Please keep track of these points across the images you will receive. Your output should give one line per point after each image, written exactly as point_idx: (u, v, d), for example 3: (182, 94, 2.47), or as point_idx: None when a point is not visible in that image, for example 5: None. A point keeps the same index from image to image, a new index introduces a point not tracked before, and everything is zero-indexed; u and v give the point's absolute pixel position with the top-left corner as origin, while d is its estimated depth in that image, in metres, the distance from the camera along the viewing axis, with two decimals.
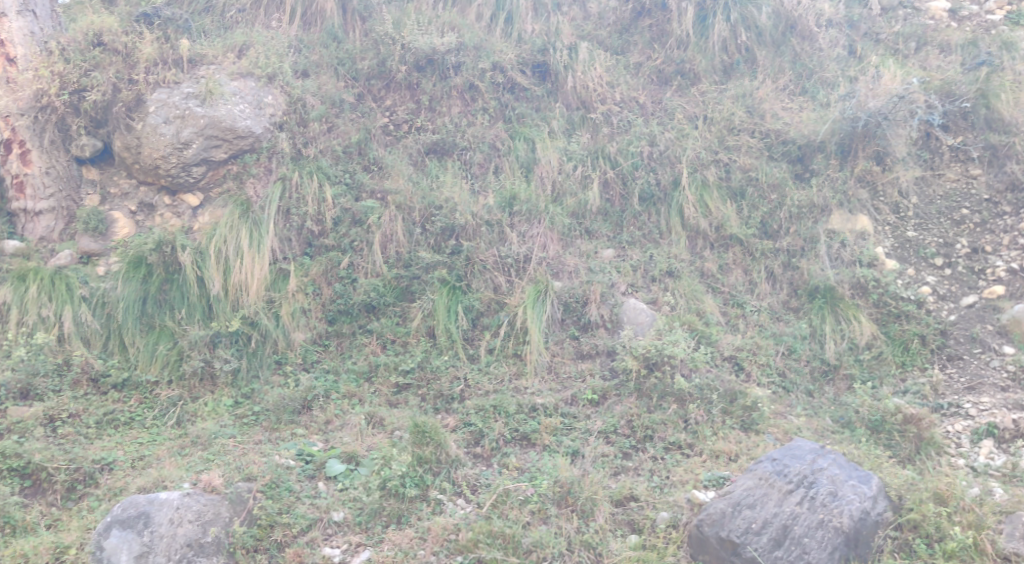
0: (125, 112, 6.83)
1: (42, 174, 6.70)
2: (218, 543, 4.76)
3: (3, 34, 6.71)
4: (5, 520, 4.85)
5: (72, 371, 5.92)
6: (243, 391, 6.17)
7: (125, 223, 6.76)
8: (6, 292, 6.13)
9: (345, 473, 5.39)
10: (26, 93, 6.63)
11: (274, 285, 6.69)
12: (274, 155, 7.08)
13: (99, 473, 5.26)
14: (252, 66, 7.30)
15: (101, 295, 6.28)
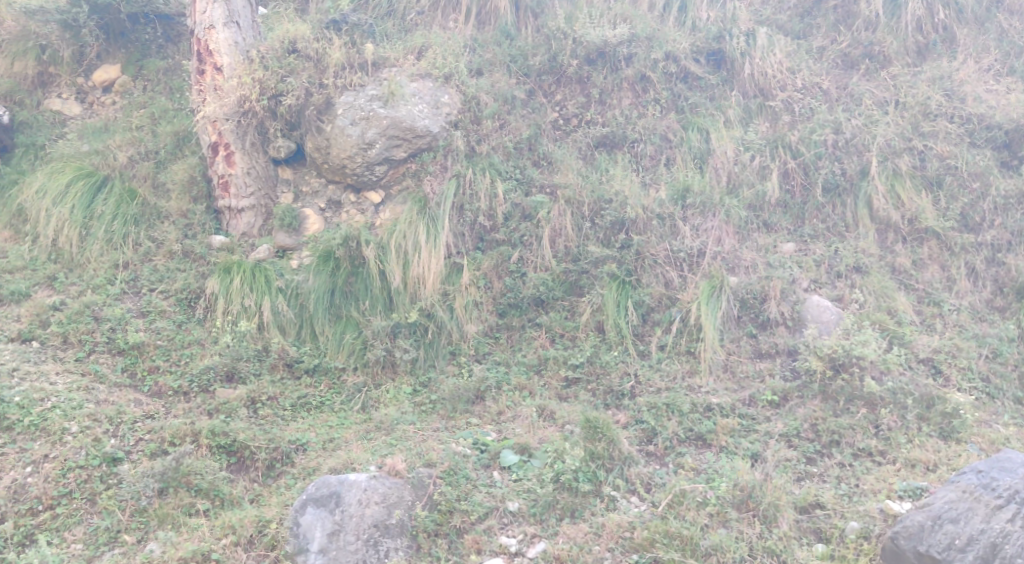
0: (316, 115, 7.22)
1: (244, 174, 7.12)
2: (402, 526, 4.96)
3: (212, 45, 7.18)
4: (215, 493, 5.24)
5: (270, 356, 6.32)
6: (420, 380, 6.42)
7: (315, 219, 7.19)
8: (213, 283, 6.55)
9: (519, 464, 5.48)
10: (231, 99, 7.01)
11: (449, 278, 6.88)
12: (449, 153, 7.27)
13: (294, 453, 5.63)
14: (430, 67, 7.57)
15: (294, 287, 6.64)
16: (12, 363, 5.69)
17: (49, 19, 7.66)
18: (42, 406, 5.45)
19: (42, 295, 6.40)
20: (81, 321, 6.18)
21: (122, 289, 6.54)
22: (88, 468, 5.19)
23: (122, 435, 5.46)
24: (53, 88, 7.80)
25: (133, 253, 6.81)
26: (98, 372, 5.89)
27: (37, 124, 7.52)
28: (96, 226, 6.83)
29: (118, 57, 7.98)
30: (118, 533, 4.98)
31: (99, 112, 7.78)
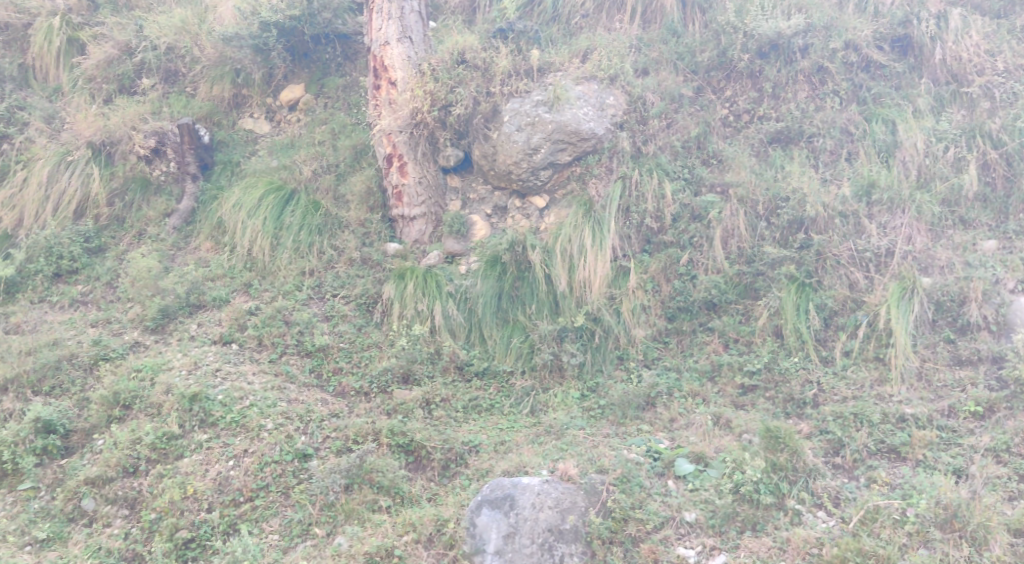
0: (483, 123, 7.41)
1: (416, 184, 7.32)
2: (576, 531, 4.93)
3: (387, 61, 7.45)
4: (396, 491, 5.42)
5: (442, 359, 6.46)
6: (588, 385, 6.40)
7: (482, 225, 7.32)
8: (390, 288, 6.77)
9: (694, 473, 5.32)
10: (404, 113, 7.24)
11: (615, 282, 6.82)
12: (615, 155, 7.20)
13: (468, 454, 5.75)
14: (595, 69, 7.49)
15: (463, 292, 6.78)
16: (216, 364, 6.15)
17: (242, 45, 8.05)
18: (241, 404, 5.82)
19: (239, 301, 6.82)
20: (273, 325, 6.55)
21: (308, 295, 6.89)
22: (282, 464, 5.52)
23: (312, 432, 5.74)
24: (246, 109, 8.35)
25: (317, 260, 7.17)
26: (289, 372, 6.25)
27: (232, 142, 8.10)
28: (284, 236, 7.23)
29: (302, 77, 8.46)
30: (309, 526, 5.27)
31: (285, 129, 8.25)
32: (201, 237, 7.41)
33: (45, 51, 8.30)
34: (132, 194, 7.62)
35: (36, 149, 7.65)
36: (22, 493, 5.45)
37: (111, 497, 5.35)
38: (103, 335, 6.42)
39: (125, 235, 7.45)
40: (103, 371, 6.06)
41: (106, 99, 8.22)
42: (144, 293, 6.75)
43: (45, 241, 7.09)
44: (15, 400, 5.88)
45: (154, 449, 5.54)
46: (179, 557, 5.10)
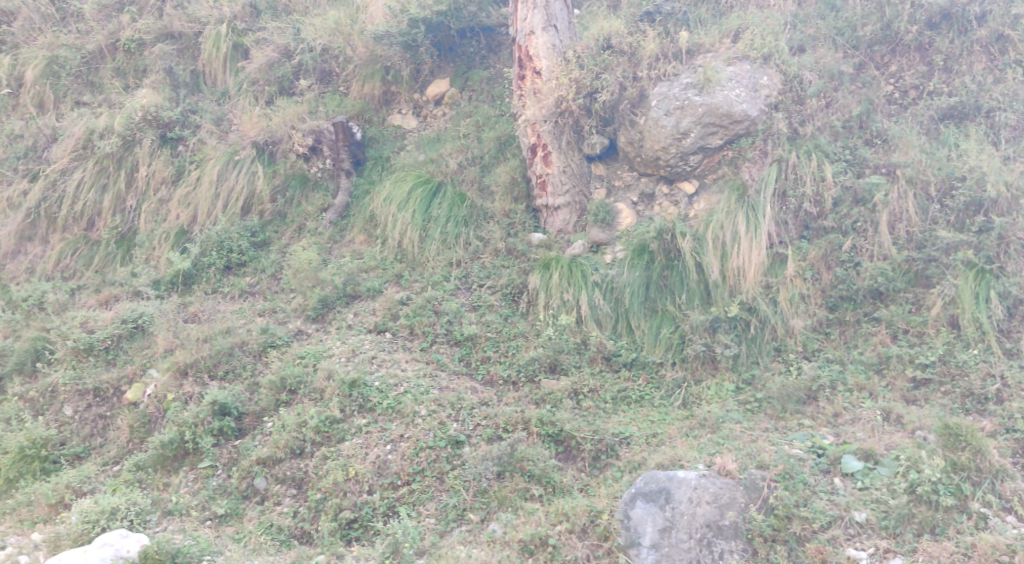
0: (630, 108, 7.28)
1: (560, 173, 7.28)
2: (736, 528, 4.79)
3: (532, 50, 7.42)
4: (547, 480, 5.42)
5: (589, 350, 6.41)
6: (743, 378, 6.18)
7: (628, 214, 7.19)
8: (535, 278, 6.76)
9: (863, 471, 5.05)
10: (549, 101, 7.15)
11: (771, 269, 6.57)
12: (770, 137, 6.89)
13: (618, 446, 5.68)
14: (747, 48, 7.18)
15: (609, 281, 6.68)
16: (372, 352, 6.36)
17: (392, 43, 8.22)
18: (396, 390, 6.01)
19: (392, 291, 7.01)
20: (424, 314, 6.70)
21: (456, 285, 7.00)
22: (436, 449, 5.62)
23: (463, 419, 5.83)
24: (395, 105, 8.56)
25: (464, 251, 7.26)
26: (439, 360, 6.38)
27: (383, 138, 8.30)
28: (433, 228, 7.34)
29: (447, 71, 8.60)
30: (464, 511, 5.36)
31: (432, 124, 8.40)
32: (355, 230, 7.64)
33: (214, 57, 8.70)
34: (292, 190, 7.95)
35: (207, 150, 7.96)
36: (202, 471, 5.78)
37: (280, 477, 5.64)
38: (269, 324, 6.75)
39: (287, 229, 7.77)
40: (271, 358, 6.38)
41: (267, 100, 8.57)
42: (306, 284, 7.06)
43: (217, 236, 7.48)
44: (194, 384, 6.21)
45: (318, 433, 5.78)
46: (343, 536, 5.30)
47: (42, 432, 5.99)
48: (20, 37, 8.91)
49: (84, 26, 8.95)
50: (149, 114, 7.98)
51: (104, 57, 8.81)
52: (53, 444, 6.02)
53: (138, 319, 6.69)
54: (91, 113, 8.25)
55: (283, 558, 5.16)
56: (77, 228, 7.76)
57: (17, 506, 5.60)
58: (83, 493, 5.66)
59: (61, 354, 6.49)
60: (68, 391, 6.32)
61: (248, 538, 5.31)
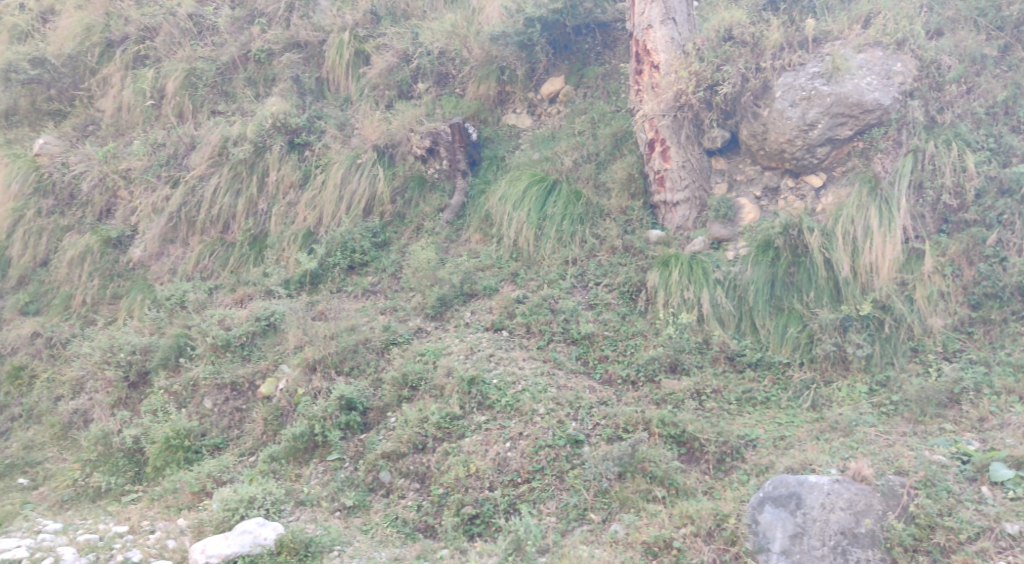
0: (753, 100, 7.05)
1: (679, 168, 7.13)
2: (872, 537, 4.61)
3: (650, 44, 7.30)
4: (670, 482, 5.35)
5: (712, 349, 6.26)
6: (878, 379, 5.96)
7: (751, 209, 6.96)
8: (654, 276, 6.65)
9: (1014, 480, 4.76)
10: (668, 95, 7.02)
11: (907, 266, 6.30)
12: (904, 126, 6.59)
13: (744, 448, 5.54)
14: (880, 34, 6.87)
15: (732, 278, 6.51)
16: (489, 349, 6.40)
17: (508, 43, 8.26)
18: (514, 388, 6.03)
19: (508, 290, 7.04)
20: (541, 312, 6.70)
21: (572, 283, 6.96)
22: (555, 448, 5.62)
23: (582, 418, 5.81)
24: (510, 105, 8.62)
25: (580, 249, 7.22)
26: (557, 358, 6.37)
27: (497, 138, 8.39)
28: (548, 226, 7.33)
29: (562, 69, 8.54)
30: (585, 511, 5.35)
31: (546, 122, 8.39)
32: (472, 229, 7.75)
33: (337, 65, 8.98)
34: (411, 192, 8.09)
35: (332, 154, 8.21)
36: (330, 463, 5.97)
37: (404, 471, 5.76)
38: (391, 321, 6.89)
39: (406, 229, 7.93)
40: (393, 354, 6.54)
41: (387, 104, 8.77)
42: (425, 283, 7.19)
43: (341, 237, 7.71)
44: (322, 378, 6.42)
45: (440, 428, 5.87)
46: (466, 531, 5.38)
47: (185, 423, 6.30)
48: (162, 52, 9.38)
49: (218, 39, 9.38)
50: (278, 121, 8.28)
51: (237, 68, 9.19)
52: (195, 435, 6.32)
53: (271, 317, 6.97)
54: (225, 122, 8.63)
55: (409, 550, 5.26)
56: (213, 231, 8.11)
57: (164, 493, 5.93)
58: (224, 482, 5.94)
59: (202, 350, 6.84)
60: (208, 385, 6.62)
61: (375, 530, 5.45)
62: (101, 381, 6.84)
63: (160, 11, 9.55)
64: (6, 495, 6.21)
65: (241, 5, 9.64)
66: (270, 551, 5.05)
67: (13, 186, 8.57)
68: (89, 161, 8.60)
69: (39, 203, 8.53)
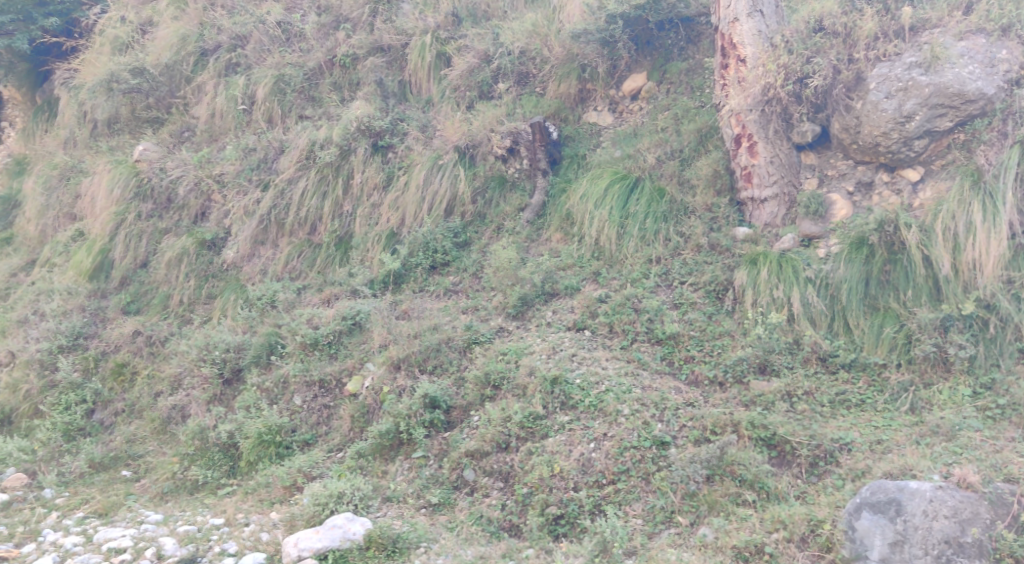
0: (845, 92, 6.83)
1: (767, 164, 6.96)
2: (979, 546, 4.53)
3: (736, 38, 7.14)
4: (761, 485, 5.26)
5: (803, 350, 6.10)
6: (981, 382, 5.72)
7: (843, 204, 6.74)
8: (742, 274, 6.50)
9: None
10: (755, 90, 6.89)
11: (1013, 262, 6.02)
12: (1010, 117, 6.26)
13: (839, 452, 5.38)
14: (982, 20, 6.58)
15: (824, 277, 6.30)
16: (572, 349, 6.37)
17: (590, 40, 8.22)
18: (598, 388, 5.97)
19: (590, 289, 6.99)
20: (624, 312, 6.62)
21: (656, 282, 6.83)
22: (641, 449, 5.55)
23: (668, 420, 5.71)
24: (591, 102, 8.54)
25: (664, 247, 7.07)
26: (641, 359, 6.27)
27: (578, 137, 8.31)
28: (631, 224, 7.22)
29: (644, 65, 8.43)
30: (672, 513, 5.28)
31: (628, 119, 8.29)
32: (552, 229, 7.69)
33: (419, 67, 9.09)
34: (492, 191, 8.12)
35: (414, 156, 8.29)
36: (416, 461, 6.02)
37: (488, 470, 5.78)
38: (473, 320, 6.92)
39: (487, 229, 7.96)
40: (475, 353, 6.57)
41: (468, 105, 8.80)
42: (506, 282, 7.18)
43: (423, 237, 7.79)
44: (406, 377, 6.49)
45: (522, 428, 5.86)
46: (551, 531, 5.38)
47: (277, 419, 6.46)
48: (252, 59, 9.66)
49: (305, 45, 9.61)
50: (363, 124, 8.40)
51: (323, 73, 9.38)
52: (286, 431, 6.47)
53: (356, 316, 7.08)
54: (312, 126, 8.81)
55: (494, 549, 5.27)
56: (301, 233, 8.31)
57: (257, 486, 6.09)
58: (313, 477, 6.06)
59: (292, 348, 7.00)
60: (297, 383, 6.78)
61: (461, 528, 5.47)
62: (198, 377, 7.06)
63: (251, 20, 9.88)
64: (110, 486, 6.44)
65: (326, 11, 9.84)
66: (360, 545, 5.13)
67: (115, 192, 8.83)
68: (186, 166, 8.88)
69: (139, 207, 8.79)
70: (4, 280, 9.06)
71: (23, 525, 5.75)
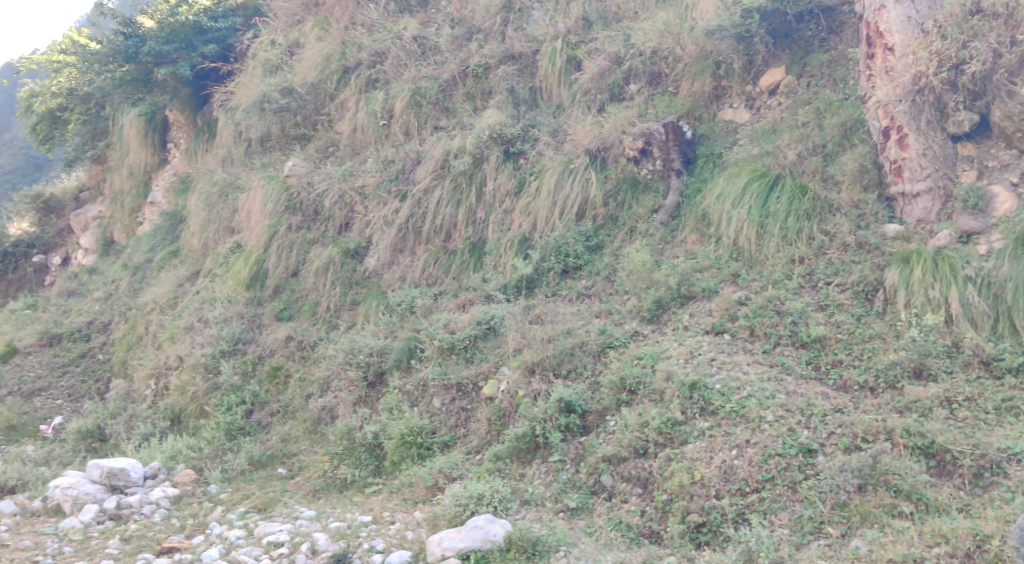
0: (1007, 77, 6.50)
1: (919, 156, 6.61)
2: None
3: (883, 26, 6.95)
4: (918, 497, 4.99)
5: (963, 353, 5.75)
6: None
7: (1006, 197, 6.29)
8: (893, 273, 6.21)
9: None
10: (904, 79, 6.65)
11: None
12: None
13: (1006, 462, 5.04)
14: None
15: (986, 275, 5.98)
16: (711, 353, 6.21)
17: (725, 36, 8.12)
18: (739, 393, 5.81)
19: (729, 291, 6.80)
20: (765, 315, 6.40)
21: (799, 284, 6.58)
22: (787, 457, 5.36)
23: (815, 426, 5.50)
24: (726, 99, 8.31)
25: (807, 247, 6.80)
26: (785, 363, 6.06)
27: (713, 135, 8.11)
28: (772, 223, 6.97)
29: (782, 59, 8.14)
30: (822, 524, 5.08)
31: (766, 115, 8.01)
32: (688, 230, 7.52)
33: (550, 73, 9.13)
34: (624, 194, 8.00)
35: (546, 161, 8.33)
36: (553, 464, 6.03)
37: (626, 476, 5.73)
38: (607, 324, 6.88)
39: (620, 232, 7.86)
40: (610, 358, 6.51)
41: (599, 108, 8.76)
42: (640, 285, 7.10)
43: (555, 241, 7.81)
44: (541, 381, 6.51)
45: (661, 433, 5.78)
46: (693, 539, 5.28)
47: (418, 421, 6.64)
48: (390, 74, 9.96)
49: (440, 57, 9.86)
50: (495, 132, 8.55)
51: (456, 84, 9.57)
52: (427, 432, 6.63)
53: (491, 321, 7.18)
54: (447, 136, 9.00)
55: (635, 554, 5.22)
56: (437, 240, 8.49)
57: (402, 486, 6.28)
58: (454, 478, 6.18)
59: (430, 352, 7.17)
60: (436, 385, 6.93)
61: (601, 532, 5.45)
62: (345, 380, 7.37)
63: (389, 37, 10.24)
64: (268, 483, 6.78)
65: (459, 24, 10.17)
66: (500, 547, 5.18)
67: (268, 206, 9.32)
68: (331, 180, 9.28)
69: (289, 219, 9.22)
70: (172, 289, 9.67)
71: (192, 518, 6.13)
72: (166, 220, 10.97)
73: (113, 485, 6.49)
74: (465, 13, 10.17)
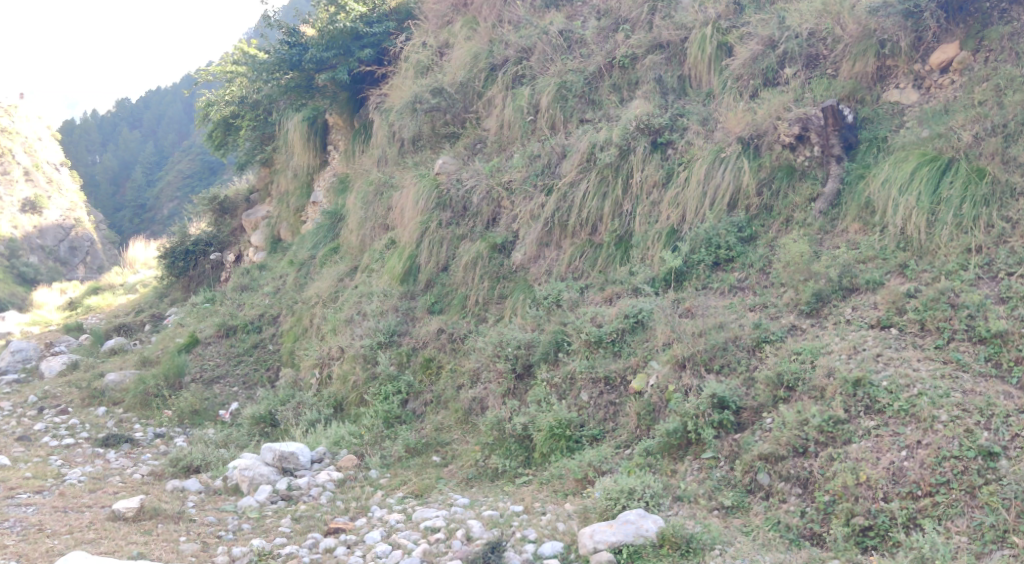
0: None
1: None
2: None
3: None
4: None
5: None
6: None
7: None
8: None
9: None
10: None
11: None
12: None
13: None
14: None
15: None
16: (877, 348, 5.89)
17: (891, 13, 7.71)
18: (909, 392, 5.47)
19: (896, 283, 6.41)
20: (938, 308, 6.00)
21: (976, 274, 6.14)
22: (964, 460, 5.04)
23: (996, 428, 5.12)
24: (891, 80, 7.86)
25: (986, 235, 6.35)
26: (960, 360, 5.65)
27: (878, 118, 7.66)
28: (943, 210, 6.57)
29: (956, 34, 7.61)
30: (1006, 532, 4.75)
31: (937, 95, 7.51)
32: (850, 218, 7.14)
33: (699, 60, 8.91)
34: (779, 181, 7.71)
35: (695, 150, 8.11)
36: (706, 461, 5.90)
37: (784, 475, 5.52)
38: (762, 318, 6.62)
39: (775, 222, 7.56)
40: (766, 353, 6.28)
41: (752, 93, 8.45)
42: (798, 278, 6.83)
43: (705, 233, 7.61)
44: (692, 376, 6.37)
45: (822, 432, 5.52)
46: (859, 543, 5.04)
47: (566, 414, 6.63)
48: (537, 69, 10.02)
49: (586, 50, 9.84)
50: (642, 123, 8.46)
51: (603, 76, 9.52)
52: (575, 425, 6.62)
53: (638, 314, 7.08)
54: (593, 129, 8.93)
55: (795, 557, 5.03)
56: (583, 233, 8.44)
57: (552, 478, 6.32)
58: (603, 472, 6.16)
59: (578, 345, 7.15)
60: (584, 379, 6.92)
61: (758, 532, 5.28)
62: (494, 372, 7.46)
63: (536, 33, 10.34)
64: (424, 470, 6.98)
65: (606, 15, 10.10)
66: (653, 543, 5.12)
67: (421, 203, 9.58)
68: (479, 176, 9.43)
69: (440, 215, 9.43)
70: (333, 284, 10.10)
71: (355, 500, 6.40)
72: (327, 219, 11.49)
73: (284, 468, 6.90)
74: (612, 4, 10.08)
